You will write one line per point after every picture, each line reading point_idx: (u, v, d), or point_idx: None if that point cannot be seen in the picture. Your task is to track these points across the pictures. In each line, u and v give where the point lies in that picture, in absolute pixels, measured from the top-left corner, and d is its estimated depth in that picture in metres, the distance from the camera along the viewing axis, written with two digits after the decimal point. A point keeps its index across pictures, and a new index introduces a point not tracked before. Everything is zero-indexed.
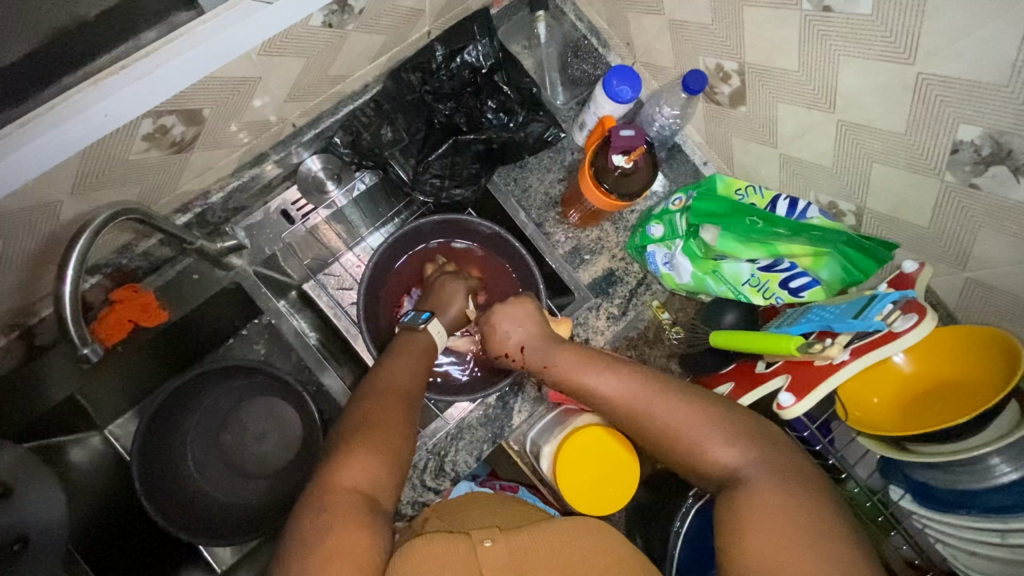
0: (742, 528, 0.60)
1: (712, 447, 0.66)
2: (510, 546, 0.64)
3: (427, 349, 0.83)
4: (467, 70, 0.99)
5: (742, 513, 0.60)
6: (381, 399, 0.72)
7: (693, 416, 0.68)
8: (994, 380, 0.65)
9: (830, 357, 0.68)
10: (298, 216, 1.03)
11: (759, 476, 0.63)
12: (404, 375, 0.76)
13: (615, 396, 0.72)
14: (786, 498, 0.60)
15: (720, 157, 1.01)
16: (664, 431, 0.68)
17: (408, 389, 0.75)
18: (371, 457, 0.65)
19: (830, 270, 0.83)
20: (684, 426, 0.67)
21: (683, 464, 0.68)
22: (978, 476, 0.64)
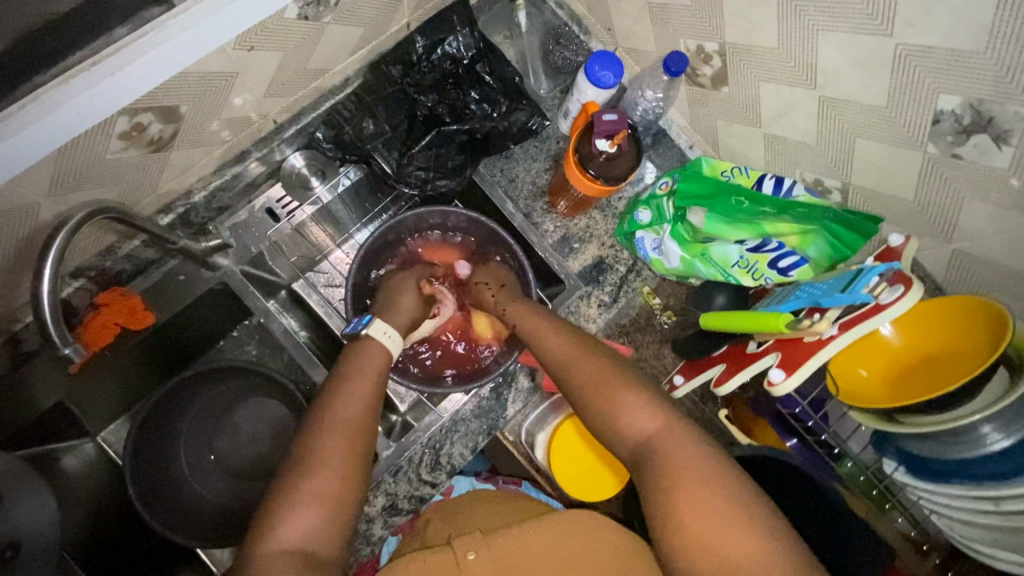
0: (658, 488, 0.61)
1: (627, 407, 0.68)
2: (497, 557, 0.64)
3: (381, 363, 0.81)
4: (448, 61, 0.99)
5: (658, 474, 0.62)
6: (331, 433, 0.70)
7: (607, 375, 0.72)
8: (981, 348, 0.64)
9: (819, 332, 0.68)
10: (284, 214, 1.01)
11: (666, 432, 0.65)
12: (351, 406, 0.73)
13: (549, 346, 0.80)
14: (690, 452, 0.62)
15: (705, 140, 1.01)
16: (583, 388, 0.73)
17: (356, 423, 0.72)
18: (309, 503, 0.63)
19: (818, 248, 0.82)
20: (596, 388, 0.72)
21: (596, 422, 0.71)
22: (969, 445, 0.63)
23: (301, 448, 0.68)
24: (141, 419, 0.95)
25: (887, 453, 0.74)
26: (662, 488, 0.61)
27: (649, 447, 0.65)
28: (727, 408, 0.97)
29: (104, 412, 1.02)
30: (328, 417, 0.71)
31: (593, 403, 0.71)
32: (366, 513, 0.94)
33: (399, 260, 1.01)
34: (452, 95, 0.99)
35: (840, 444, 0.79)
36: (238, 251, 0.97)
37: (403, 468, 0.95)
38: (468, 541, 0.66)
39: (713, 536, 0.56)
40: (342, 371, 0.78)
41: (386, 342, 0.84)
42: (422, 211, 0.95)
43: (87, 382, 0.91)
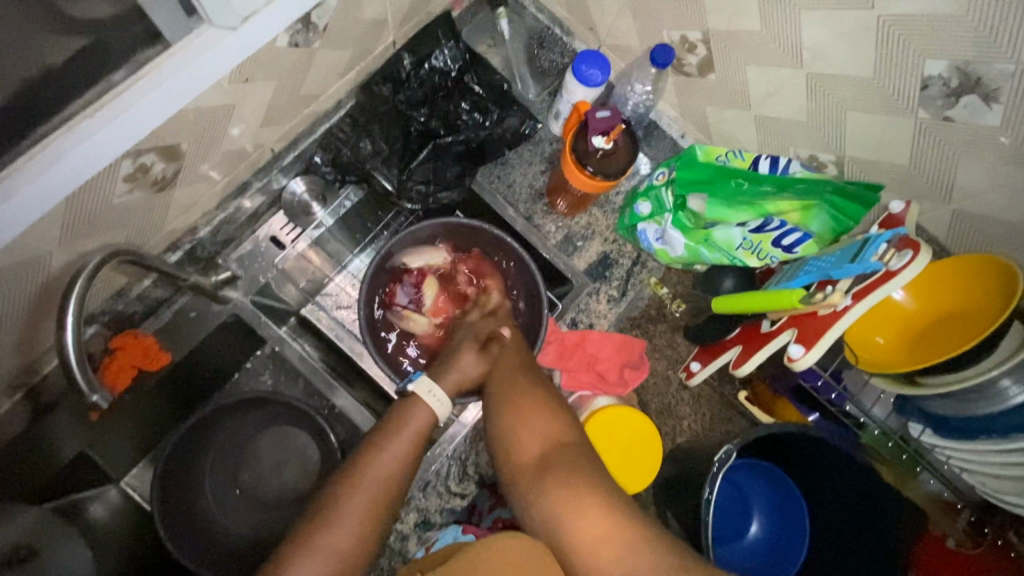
0: (560, 496, 0.64)
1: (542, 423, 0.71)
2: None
3: (419, 428, 0.71)
4: (436, 75, 1.00)
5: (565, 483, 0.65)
6: (354, 495, 0.66)
7: (534, 390, 0.74)
8: (994, 304, 0.65)
9: (833, 304, 0.69)
10: (288, 240, 1.00)
11: (570, 451, 0.68)
12: (386, 466, 0.68)
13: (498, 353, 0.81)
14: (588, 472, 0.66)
15: (697, 128, 1.02)
16: (506, 395, 0.74)
17: (391, 482, 0.68)
18: (323, 555, 0.62)
19: (820, 221, 0.84)
20: (525, 395, 0.73)
21: (510, 431, 0.72)
22: (990, 399, 0.64)
23: (324, 500, 0.66)
24: (163, 469, 0.95)
25: (912, 416, 0.75)
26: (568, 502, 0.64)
27: (551, 458, 0.68)
28: (746, 391, 1.02)
29: (124, 457, 1.02)
30: (359, 472, 0.67)
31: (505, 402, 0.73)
32: (401, 530, 0.94)
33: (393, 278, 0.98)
34: (443, 108, 1.00)
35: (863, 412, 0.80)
36: (247, 282, 0.97)
37: (432, 481, 0.95)
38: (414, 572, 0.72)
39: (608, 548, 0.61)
40: (382, 425, 0.71)
41: (432, 405, 0.73)
42: (424, 226, 0.96)
43: (107, 427, 0.90)
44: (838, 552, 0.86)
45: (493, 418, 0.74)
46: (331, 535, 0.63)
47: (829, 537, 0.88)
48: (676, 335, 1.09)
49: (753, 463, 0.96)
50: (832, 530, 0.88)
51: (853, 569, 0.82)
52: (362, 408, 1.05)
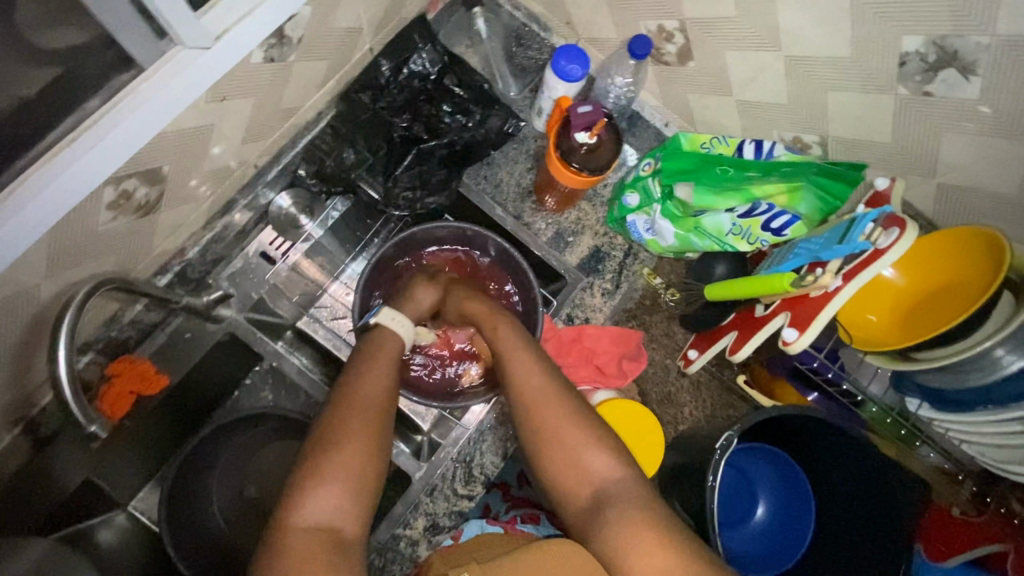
0: (622, 536, 0.60)
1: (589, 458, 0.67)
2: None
3: (390, 348, 0.78)
4: (416, 79, 1.00)
5: (623, 524, 0.60)
6: (352, 411, 0.68)
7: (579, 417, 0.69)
8: (983, 275, 0.65)
9: (824, 286, 0.69)
10: (278, 256, 1.01)
11: (624, 488, 0.64)
12: (373, 383, 0.72)
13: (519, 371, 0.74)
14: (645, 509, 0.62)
15: (680, 116, 1.02)
16: (548, 436, 0.69)
17: (379, 398, 0.71)
18: (339, 476, 0.63)
19: (808, 203, 0.84)
20: (562, 428, 0.68)
21: (557, 470, 0.68)
22: (985, 370, 0.64)
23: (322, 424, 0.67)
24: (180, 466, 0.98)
25: (909, 391, 0.76)
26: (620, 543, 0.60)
27: (603, 497, 0.64)
28: (745, 373, 1.03)
29: (130, 483, 1.02)
30: (350, 393, 0.70)
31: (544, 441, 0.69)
32: (410, 535, 0.94)
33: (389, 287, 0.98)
34: (426, 112, 1.00)
35: (862, 391, 0.80)
36: (239, 300, 0.97)
37: (438, 485, 0.96)
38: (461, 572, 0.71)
39: None
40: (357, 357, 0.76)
41: (398, 328, 0.81)
42: (413, 232, 0.95)
43: (108, 455, 0.90)
44: (842, 527, 0.87)
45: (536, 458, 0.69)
46: (342, 454, 0.64)
47: (834, 513, 0.89)
48: (673, 325, 1.08)
49: (756, 446, 0.96)
50: (837, 507, 0.89)
51: (858, 544, 0.83)
52: None
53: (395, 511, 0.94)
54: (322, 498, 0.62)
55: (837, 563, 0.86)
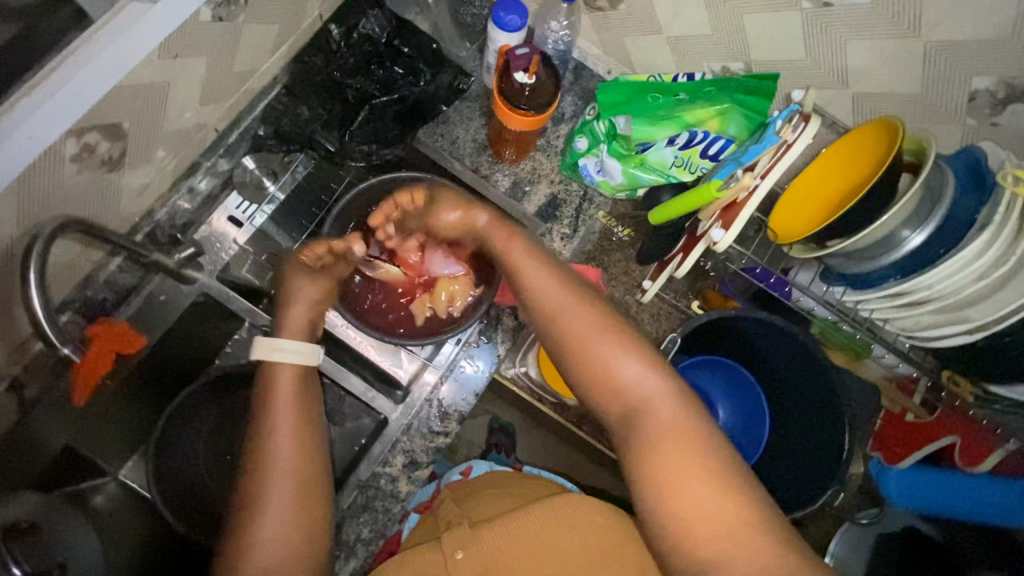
0: (657, 450, 0.59)
1: (625, 366, 0.64)
2: (480, 554, 0.69)
3: (292, 385, 0.74)
4: (367, 41, 1.05)
5: (660, 438, 0.60)
6: (271, 479, 0.68)
7: (607, 329, 0.66)
8: (883, 158, 0.69)
9: (746, 187, 0.75)
10: (245, 219, 1.04)
11: (661, 402, 0.62)
12: (283, 443, 0.69)
13: (544, 293, 0.70)
14: (682, 423, 0.61)
15: (619, 61, 1.08)
16: (581, 337, 0.66)
17: (300, 455, 0.70)
18: (274, 534, 0.65)
19: (736, 124, 0.89)
20: (593, 338, 0.66)
21: (589, 384, 0.65)
22: (887, 247, 0.69)
23: (245, 498, 0.68)
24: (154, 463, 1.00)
25: (832, 280, 0.79)
26: (653, 456, 0.59)
27: (633, 410, 0.63)
28: (699, 300, 1.06)
29: (120, 448, 1.06)
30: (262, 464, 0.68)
31: (587, 352, 0.65)
32: (390, 473, 1.00)
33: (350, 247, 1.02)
34: (377, 73, 1.04)
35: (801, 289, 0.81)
36: (209, 261, 1.01)
37: (413, 424, 1.02)
38: (455, 539, 0.71)
39: (702, 515, 0.56)
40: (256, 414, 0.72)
41: (291, 361, 0.75)
42: (376, 181, 1.00)
43: (93, 415, 0.94)
44: (795, 429, 0.93)
45: (567, 364, 0.67)
46: (270, 524, 0.65)
47: (787, 420, 0.95)
48: (630, 263, 1.11)
49: (711, 360, 1.01)
50: (788, 412, 0.95)
51: (812, 440, 0.89)
52: (337, 364, 1.07)
53: (374, 451, 1.00)
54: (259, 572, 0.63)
55: (792, 462, 0.91)
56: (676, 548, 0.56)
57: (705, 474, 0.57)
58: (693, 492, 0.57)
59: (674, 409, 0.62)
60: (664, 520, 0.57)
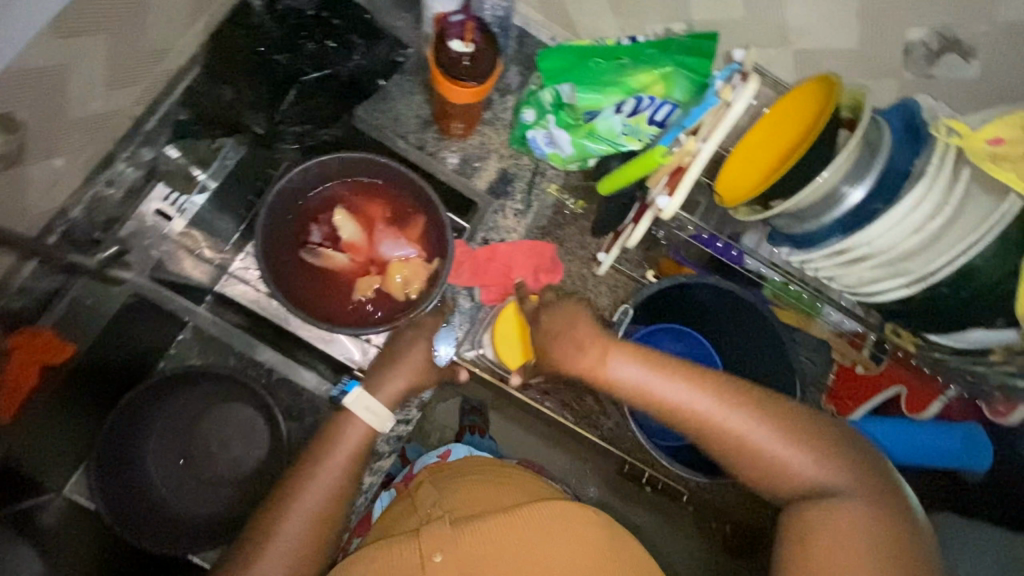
0: (810, 536, 0.62)
1: (764, 442, 0.66)
2: (461, 556, 0.68)
3: (360, 441, 0.86)
4: (292, 14, 0.96)
5: (818, 530, 0.62)
6: (291, 517, 0.79)
7: (736, 394, 0.68)
8: (821, 114, 0.68)
9: (689, 152, 0.73)
10: (175, 210, 0.99)
11: (837, 475, 0.64)
12: (320, 485, 0.81)
13: (673, 401, 0.69)
14: (850, 521, 0.61)
15: (563, 27, 1.04)
16: (709, 420, 0.67)
17: (338, 495, 0.82)
18: (275, 552, 0.77)
19: (681, 87, 0.87)
20: (745, 429, 0.66)
21: (737, 463, 0.68)
22: (832, 203, 0.68)
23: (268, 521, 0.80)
24: (100, 482, 0.96)
25: (780, 242, 0.79)
26: (807, 554, 0.61)
27: (813, 489, 0.64)
28: (653, 268, 1.05)
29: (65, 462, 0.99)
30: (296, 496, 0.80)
31: (716, 436, 0.67)
32: None
33: (292, 234, 0.97)
34: (307, 47, 0.98)
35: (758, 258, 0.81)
36: (138, 259, 0.97)
37: None
38: (433, 540, 0.70)
39: None
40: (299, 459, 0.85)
41: (369, 417, 0.87)
42: (326, 159, 0.94)
43: (23, 434, 0.87)
44: None
45: (710, 443, 0.69)
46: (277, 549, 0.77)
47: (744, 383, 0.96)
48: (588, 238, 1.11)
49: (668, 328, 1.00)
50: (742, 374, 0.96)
51: None
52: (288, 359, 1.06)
53: None
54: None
55: None
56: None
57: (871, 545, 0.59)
58: (846, 558, 0.59)
59: (859, 485, 0.63)
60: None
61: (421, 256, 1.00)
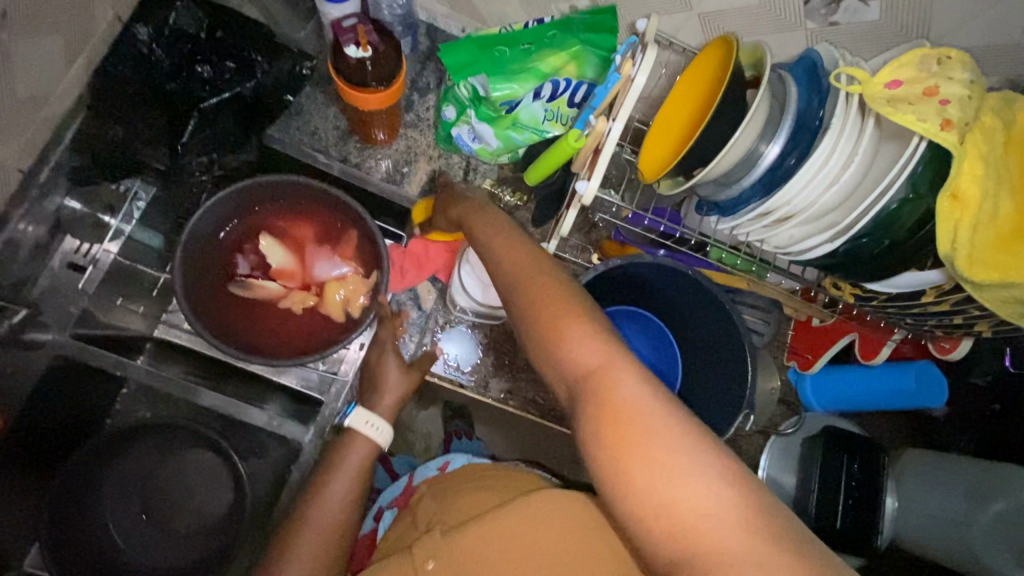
0: (598, 426, 0.48)
1: (567, 335, 0.54)
2: (452, 562, 0.69)
3: (360, 460, 0.88)
4: (181, 39, 0.91)
5: (600, 417, 0.48)
6: (304, 530, 0.82)
7: (552, 278, 0.58)
8: (720, 77, 0.67)
9: (601, 133, 0.72)
10: (88, 262, 0.94)
11: (622, 366, 0.50)
12: (332, 503, 0.84)
13: (511, 272, 0.62)
14: (641, 407, 0.47)
15: (470, 17, 1.02)
16: (525, 298, 0.58)
17: (342, 519, 0.85)
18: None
19: (592, 65, 0.85)
20: (548, 309, 0.56)
21: (545, 361, 0.56)
22: (748, 165, 0.68)
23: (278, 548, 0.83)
24: (55, 544, 0.89)
25: (707, 210, 0.77)
26: (601, 444, 0.47)
27: (591, 384, 0.51)
28: (598, 253, 1.02)
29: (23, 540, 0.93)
30: (303, 515, 0.84)
31: (530, 326, 0.57)
32: None
33: (216, 268, 0.92)
34: (202, 73, 0.91)
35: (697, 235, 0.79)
36: (54, 318, 0.90)
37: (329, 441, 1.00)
38: (426, 548, 0.71)
39: (661, 497, 0.43)
40: (327, 459, 0.88)
41: (372, 436, 0.90)
42: (255, 182, 0.90)
43: None
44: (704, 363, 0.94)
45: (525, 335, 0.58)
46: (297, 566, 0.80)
47: (698, 356, 0.95)
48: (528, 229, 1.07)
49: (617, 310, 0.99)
50: (694, 347, 0.96)
51: (722, 371, 0.89)
52: (235, 401, 0.99)
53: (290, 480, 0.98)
54: None
55: (705, 394, 0.92)
56: (634, 525, 0.45)
57: (682, 453, 0.44)
58: (655, 465, 0.44)
59: (646, 374, 0.50)
60: (613, 501, 0.46)
61: (358, 271, 0.97)
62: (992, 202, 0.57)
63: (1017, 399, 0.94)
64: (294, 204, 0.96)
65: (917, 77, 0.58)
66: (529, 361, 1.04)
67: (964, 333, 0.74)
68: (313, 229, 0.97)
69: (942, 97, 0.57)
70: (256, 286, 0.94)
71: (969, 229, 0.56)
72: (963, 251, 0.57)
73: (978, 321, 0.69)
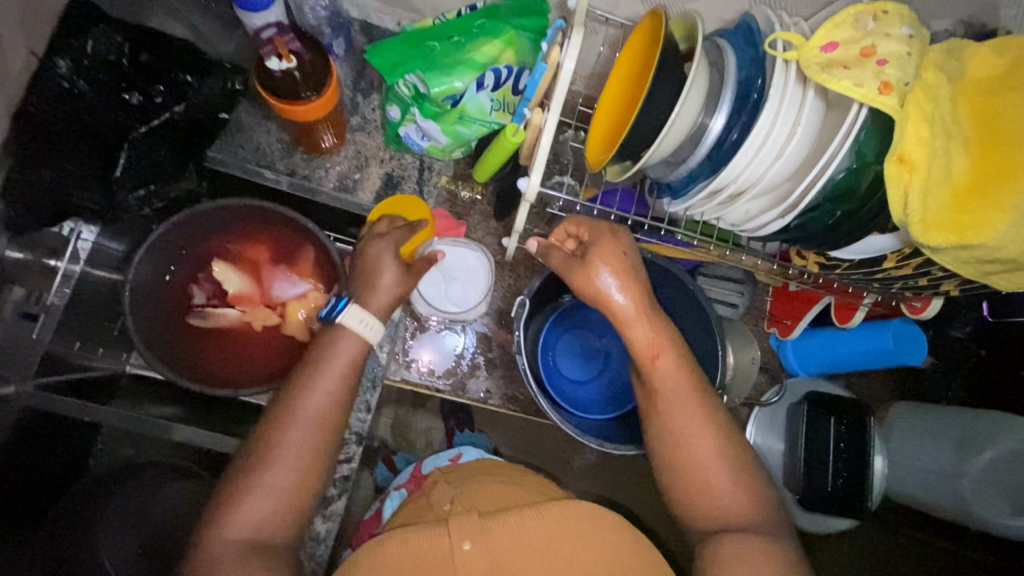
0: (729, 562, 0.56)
1: (707, 459, 0.62)
2: (493, 549, 0.61)
3: (350, 357, 0.70)
4: (104, 67, 0.86)
5: (737, 553, 0.57)
6: (291, 427, 0.65)
7: (694, 391, 0.65)
8: (649, 50, 0.64)
9: (539, 125, 0.69)
10: (40, 309, 0.89)
11: (757, 526, 0.59)
12: (323, 402, 0.67)
13: (655, 357, 0.65)
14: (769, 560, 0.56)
15: (405, 10, 0.98)
16: (666, 397, 0.65)
17: (338, 421, 0.68)
18: (260, 490, 0.62)
19: (528, 49, 0.82)
20: (689, 429, 0.63)
21: (675, 473, 0.64)
22: (694, 140, 0.65)
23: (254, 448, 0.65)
24: None
25: (659, 194, 0.75)
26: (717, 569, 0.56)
27: (721, 521, 0.60)
28: None
29: None
30: (286, 418, 0.65)
31: (668, 434, 0.64)
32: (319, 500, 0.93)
33: (172, 301, 0.90)
34: (132, 101, 0.89)
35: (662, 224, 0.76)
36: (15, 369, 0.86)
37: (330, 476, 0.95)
38: (464, 527, 0.62)
39: None
40: (316, 351, 0.71)
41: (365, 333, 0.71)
42: (222, 205, 0.90)
43: None
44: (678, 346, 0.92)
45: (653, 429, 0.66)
46: (273, 474, 0.63)
47: None
48: (490, 221, 1.06)
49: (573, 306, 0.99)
50: None
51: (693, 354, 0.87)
52: (209, 433, 0.97)
53: None
54: (241, 521, 0.61)
55: None
56: None
57: None
58: None
59: (765, 523, 0.60)
60: None
61: (318, 288, 0.94)
62: (942, 163, 0.54)
63: (1002, 343, 0.93)
64: (250, 228, 0.94)
65: (853, 37, 0.55)
66: (505, 357, 1.03)
67: (931, 292, 0.71)
68: (266, 249, 0.95)
69: (879, 57, 0.53)
70: (217, 313, 0.92)
71: (920, 193, 0.53)
72: (916, 216, 0.54)
73: (944, 281, 0.67)
